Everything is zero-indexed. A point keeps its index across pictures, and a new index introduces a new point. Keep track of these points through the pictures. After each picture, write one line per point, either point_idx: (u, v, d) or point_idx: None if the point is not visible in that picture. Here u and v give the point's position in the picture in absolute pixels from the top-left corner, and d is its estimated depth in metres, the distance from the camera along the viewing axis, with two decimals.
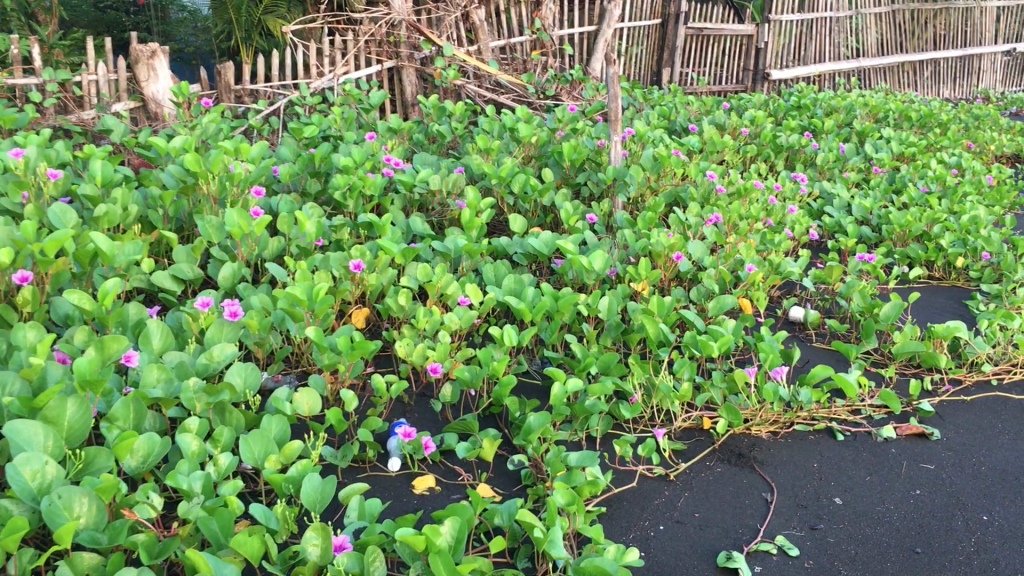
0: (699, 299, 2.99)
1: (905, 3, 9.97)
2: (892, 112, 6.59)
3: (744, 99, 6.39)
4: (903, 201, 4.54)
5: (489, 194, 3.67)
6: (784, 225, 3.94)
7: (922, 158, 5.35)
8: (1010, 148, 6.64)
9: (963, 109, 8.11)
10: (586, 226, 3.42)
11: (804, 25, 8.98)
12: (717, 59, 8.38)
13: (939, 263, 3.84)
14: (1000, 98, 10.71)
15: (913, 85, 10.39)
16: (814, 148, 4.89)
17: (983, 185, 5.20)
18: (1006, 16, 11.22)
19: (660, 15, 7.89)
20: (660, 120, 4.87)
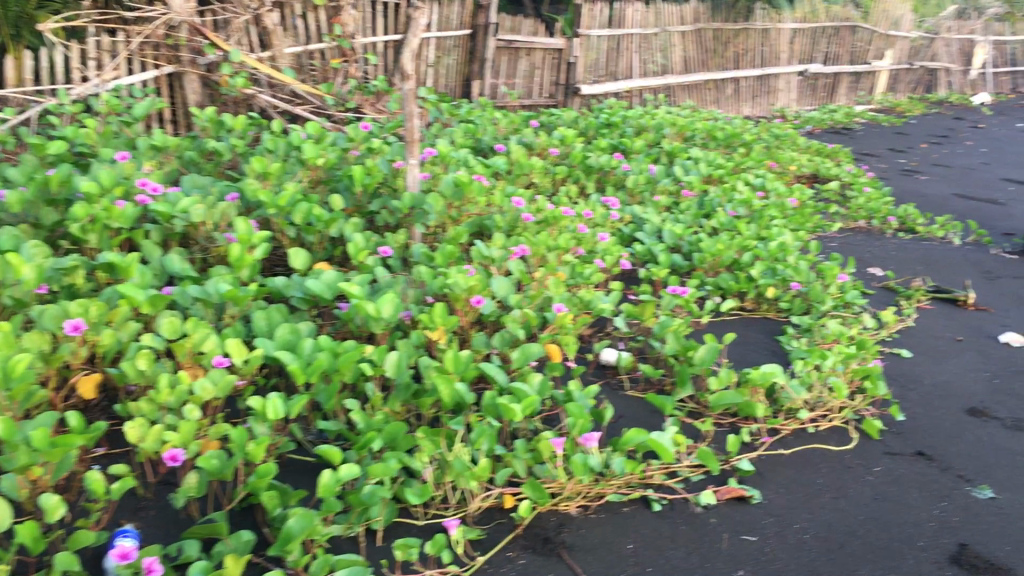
0: (503, 348, 2.67)
1: (708, 22, 10.19)
2: (699, 132, 6.58)
3: (554, 115, 6.21)
4: (713, 226, 4.43)
5: (268, 225, 3.23)
6: (594, 255, 3.70)
7: (730, 181, 5.30)
8: (809, 168, 6.77)
9: (764, 128, 8.30)
10: (379, 261, 3.05)
11: (612, 40, 9.00)
12: (528, 72, 8.20)
13: (751, 294, 3.71)
14: (796, 117, 11.14)
15: (717, 103, 10.63)
16: (625, 169, 4.71)
17: (787, 209, 5.21)
18: (800, 37, 11.71)
19: (470, 26, 7.64)
20: (466, 138, 4.57)
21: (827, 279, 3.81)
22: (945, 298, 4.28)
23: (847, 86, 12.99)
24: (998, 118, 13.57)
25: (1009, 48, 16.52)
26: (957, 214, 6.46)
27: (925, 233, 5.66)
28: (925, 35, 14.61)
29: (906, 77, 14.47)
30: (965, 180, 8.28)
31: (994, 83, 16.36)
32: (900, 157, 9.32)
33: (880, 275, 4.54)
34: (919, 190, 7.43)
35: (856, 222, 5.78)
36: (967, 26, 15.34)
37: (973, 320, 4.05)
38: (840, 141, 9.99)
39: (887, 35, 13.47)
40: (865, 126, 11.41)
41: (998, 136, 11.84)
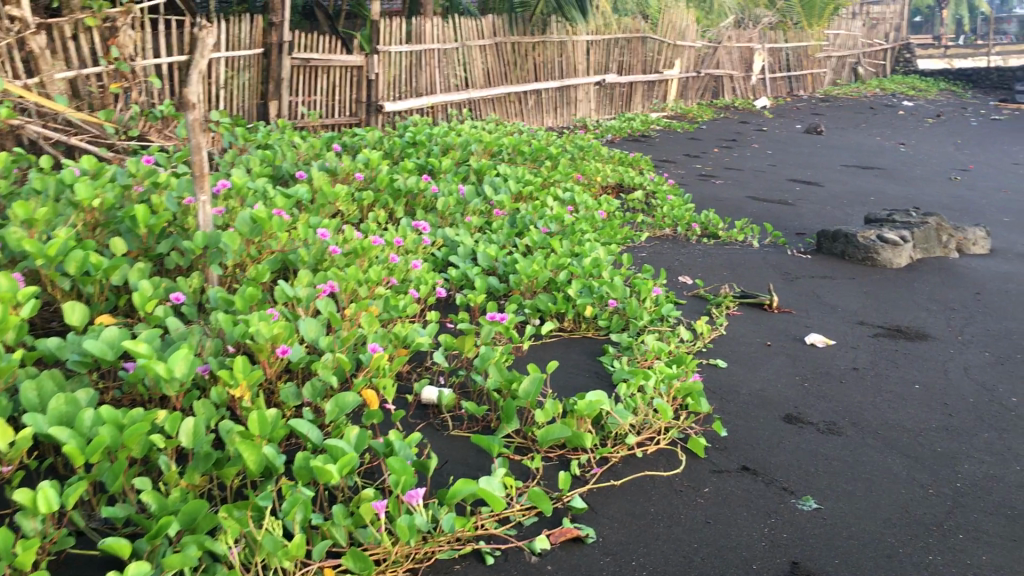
0: (315, 398, 2.47)
1: (507, 36, 10.26)
2: (505, 147, 6.55)
3: (357, 136, 6.01)
4: (526, 244, 4.38)
5: (38, 279, 2.87)
6: (408, 284, 3.55)
7: (539, 196, 5.28)
8: (613, 179, 6.88)
9: (568, 139, 8.41)
10: (170, 310, 2.77)
11: (412, 56, 8.87)
12: (327, 90, 7.93)
13: (569, 314, 3.65)
14: (596, 127, 11.41)
15: (520, 115, 10.71)
16: (433, 191, 4.59)
17: (596, 222, 5.24)
18: (595, 49, 12.01)
19: (262, 45, 7.33)
20: (263, 166, 4.30)
21: (641, 294, 3.83)
22: (751, 303, 4.41)
23: (642, 95, 13.43)
24: (779, 121, 14.45)
25: (783, 54, 17.65)
26: (753, 217, 6.74)
27: (726, 238, 5.86)
28: (710, 44, 15.36)
29: (696, 84, 15.15)
30: (756, 182, 8.70)
31: (772, 87, 17.44)
32: (696, 163, 9.70)
33: (690, 284, 4.64)
34: (716, 195, 7.72)
35: (663, 230, 5.91)
36: (745, 34, 16.27)
37: (779, 323, 4.19)
38: (640, 149, 10.30)
39: (676, 45, 14.03)
40: (662, 133, 11.83)
41: (781, 138, 12.59)
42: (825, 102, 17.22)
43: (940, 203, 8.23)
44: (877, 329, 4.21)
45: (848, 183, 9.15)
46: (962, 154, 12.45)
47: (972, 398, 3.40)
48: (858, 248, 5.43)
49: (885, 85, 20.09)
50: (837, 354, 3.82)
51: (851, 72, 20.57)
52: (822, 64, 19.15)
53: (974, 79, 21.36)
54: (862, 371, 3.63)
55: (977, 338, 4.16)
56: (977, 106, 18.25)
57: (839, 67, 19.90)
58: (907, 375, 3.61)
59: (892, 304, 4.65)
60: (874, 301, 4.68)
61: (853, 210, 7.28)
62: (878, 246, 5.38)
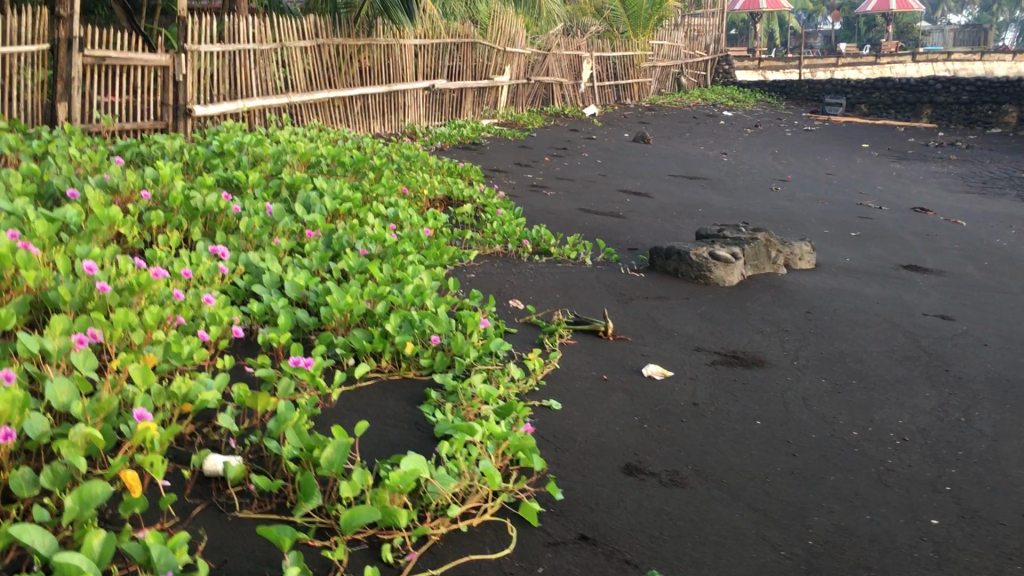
0: (55, 488, 1.98)
1: (329, 37, 9.73)
2: (323, 157, 6.06)
3: (154, 145, 5.39)
4: (341, 269, 3.95)
5: None
6: (199, 323, 3.06)
7: (358, 214, 4.85)
8: (442, 191, 6.53)
9: (394, 147, 7.98)
10: None
11: (225, 57, 8.20)
12: (126, 92, 7.17)
13: (387, 354, 3.25)
14: (426, 134, 11.03)
15: (345, 121, 10.18)
16: (235, 211, 4.09)
17: (420, 242, 4.87)
18: (423, 53, 11.62)
19: (47, 40, 6.53)
20: (24, 184, 3.68)
21: (466, 327, 3.48)
22: (585, 330, 4.14)
23: (472, 101, 13.15)
24: (608, 130, 14.53)
25: (611, 64, 17.85)
26: (586, 231, 6.54)
27: (559, 256, 5.61)
28: (540, 52, 15.26)
29: (527, 91, 15.04)
30: (588, 193, 8.57)
31: (601, 96, 17.59)
32: (527, 172, 9.48)
33: (520, 309, 4.33)
34: (547, 207, 7.50)
35: (492, 247, 5.59)
36: (574, 43, 16.30)
37: (615, 353, 3.93)
38: (470, 158, 10.00)
39: (506, 52, 13.83)
40: (492, 140, 11.58)
41: (611, 147, 12.62)
42: (652, 111, 17.52)
43: (764, 215, 8.34)
44: (714, 356, 4.03)
45: (677, 194, 9.17)
46: (780, 164, 12.86)
47: (813, 433, 3.24)
48: (690, 266, 5.29)
49: (707, 95, 20.71)
50: (676, 387, 3.60)
51: (675, 82, 21.07)
52: (647, 74, 19.52)
53: (787, 90, 22.38)
54: (702, 407, 3.41)
55: (812, 363, 4.06)
56: (791, 117, 19.07)
57: (663, 77, 20.36)
58: (748, 411, 3.42)
59: (726, 326, 4.51)
60: (708, 324, 4.51)
61: (683, 223, 7.23)
62: (711, 263, 5.26)
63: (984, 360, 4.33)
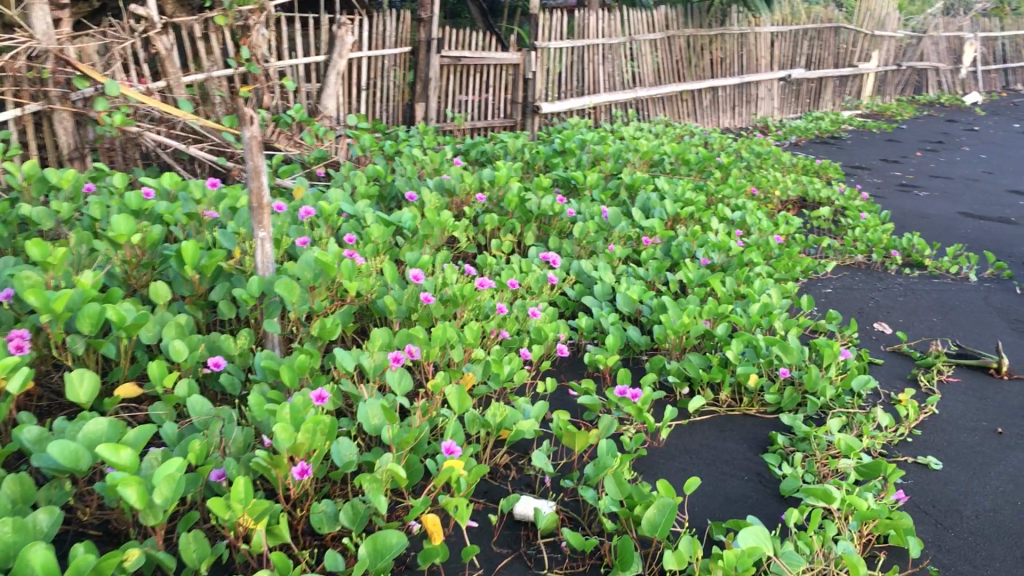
0: (356, 528, 1.81)
1: (681, 29, 9.37)
2: (667, 155, 5.72)
3: (499, 144, 5.37)
4: (680, 282, 3.58)
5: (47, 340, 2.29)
6: (523, 338, 2.85)
7: (702, 219, 4.44)
8: (795, 192, 5.93)
9: (745, 143, 7.45)
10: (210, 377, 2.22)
11: (575, 53, 8.13)
12: (478, 91, 7.33)
13: (727, 386, 2.84)
14: (779, 127, 10.31)
15: (693, 115, 9.79)
16: (570, 214, 3.87)
17: (770, 250, 4.37)
18: (780, 41, 10.86)
19: (410, 42, 6.80)
20: (369, 186, 3.71)
21: (821, 359, 2.97)
22: (972, 365, 3.43)
23: (833, 91, 12.12)
24: (993, 119, 12.78)
25: (998, 44, 15.71)
26: (968, 241, 5.61)
27: (934, 269, 4.82)
28: (913, 34, 13.76)
29: (895, 78, 13.65)
30: (968, 194, 7.46)
31: (984, 81, 15.57)
32: (894, 169, 8.49)
33: (888, 335, 3.70)
34: (919, 210, 6.59)
35: (853, 256, 4.92)
36: (955, 23, 14.52)
37: (1012, 397, 3.20)
38: (828, 153, 9.16)
39: (874, 36, 12.58)
40: (854, 133, 10.57)
41: (995, 140, 11.04)
42: None
43: None
44: None
45: None
46: None
47: None
48: None
49: None
50: None
51: None
52: None
53: None
54: None
55: None
56: None
57: None
58: None
59: None
60: None
61: None
62: None
63: None
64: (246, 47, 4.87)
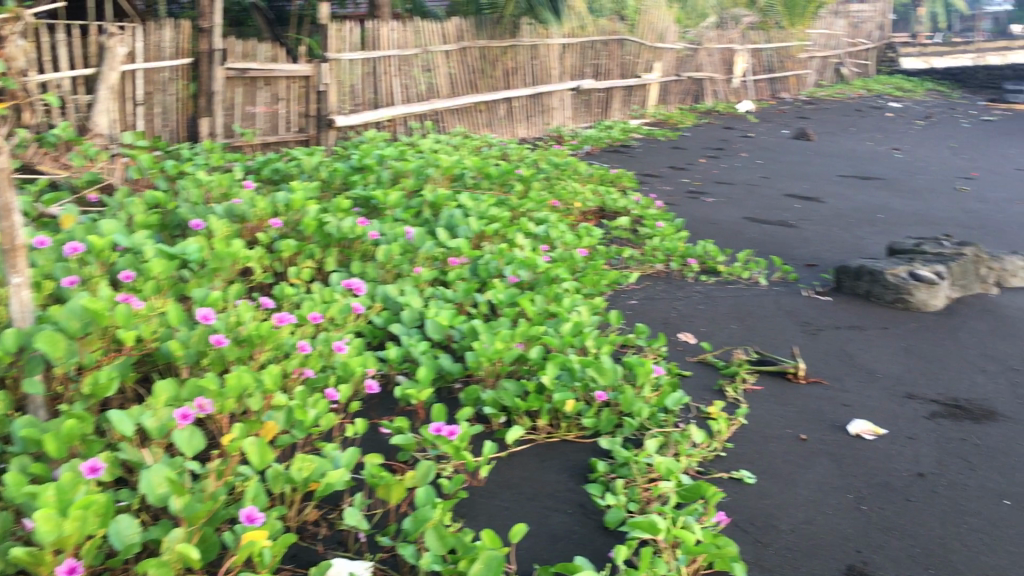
0: None
1: (473, 40, 9.37)
2: (467, 169, 5.64)
3: (293, 162, 5.11)
4: (489, 304, 3.50)
5: None
6: (328, 376, 2.66)
7: (507, 235, 4.39)
8: (594, 202, 6.01)
9: (543, 154, 7.52)
10: None
11: (368, 64, 7.94)
12: (268, 103, 7.00)
13: (544, 413, 2.76)
14: (573, 136, 10.52)
15: (489, 126, 9.81)
16: (373, 237, 3.70)
17: (575, 264, 4.38)
18: (569, 53, 11.11)
19: (191, 54, 6.40)
20: (148, 215, 3.39)
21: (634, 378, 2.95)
22: (771, 372, 3.53)
23: (621, 100, 12.52)
24: (765, 126, 13.65)
25: (765, 56, 16.81)
26: (755, 245, 5.88)
27: (728, 275, 4.99)
28: (690, 46, 14.49)
29: (676, 88, 14.30)
30: (750, 199, 7.87)
31: (755, 90, 16.62)
32: (682, 176, 8.84)
33: (693, 345, 3.77)
34: (708, 216, 6.86)
35: (652, 266, 5.02)
36: (726, 35, 15.41)
37: (809, 401, 3.32)
38: (621, 162, 9.42)
39: (655, 48, 13.12)
40: (643, 142, 10.96)
41: (769, 146, 11.77)
42: (810, 105, 16.42)
43: (954, 220, 7.40)
44: (933, 407, 3.34)
45: (851, 198, 8.32)
46: (959, 159, 11.68)
47: None
48: (886, 288, 4.56)
49: (870, 85, 19.28)
50: (892, 450, 2.94)
51: (834, 73, 19.77)
52: (805, 65, 18.35)
53: (960, 77, 20.26)
54: (931, 479, 2.75)
55: None
56: (966, 106, 17.50)
57: (822, 68, 19.12)
58: (989, 484, 2.74)
59: (937, 365, 3.79)
60: (917, 362, 3.81)
61: (866, 235, 6.44)
62: (910, 285, 4.52)
63: None
64: (0, 61, 4.39)
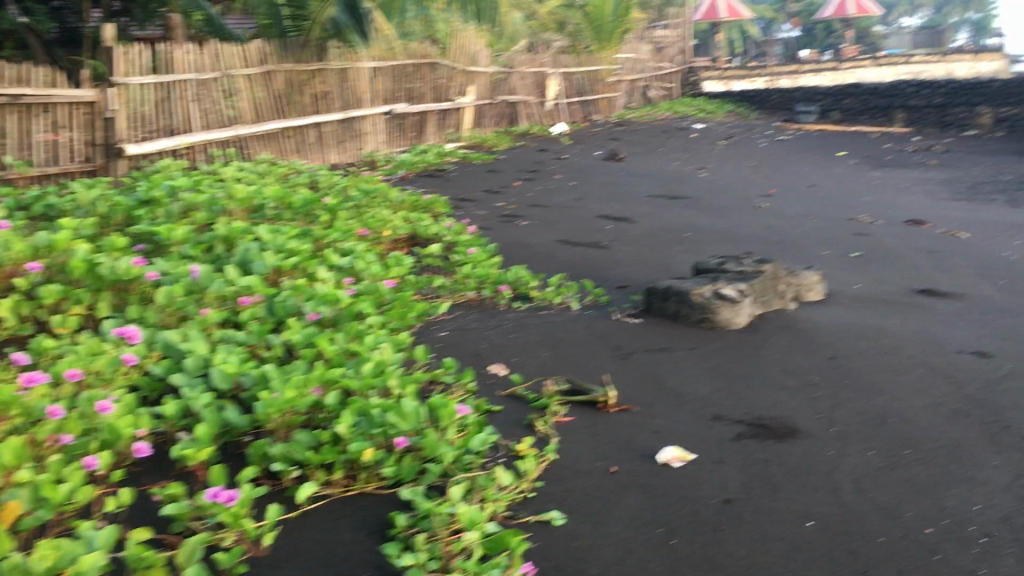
0: None
1: (277, 64, 9.04)
2: (268, 199, 5.35)
3: (70, 197, 4.67)
4: (285, 346, 3.26)
5: None
6: (90, 442, 2.37)
7: (308, 269, 4.15)
8: (405, 230, 5.84)
9: (353, 181, 7.28)
10: None
11: (161, 90, 7.47)
12: (48, 131, 6.46)
13: (340, 465, 2.57)
14: (387, 161, 10.31)
15: (298, 152, 9.45)
16: (153, 278, 3.39)
17: (381, 296, 4.19)
18: (380, 76, 10.92)
19: None
20: None
21: (438, 420, 2.80)
22: (582, 401, 3.47)
23: (435, 124, 12.41)
24: (578, 148, 13.92)
25: (576, 79, 17.20)
26: (568, 269, 5.88)
27: (541, 301, 4.93)
28: (503, 70, 14.60)
29: (490, 111, 14.36)
30: (563, 221, 7.92)
31: (567, 113, 16.95)
32: (497, 200, 8.81)
33: (504, 377, 3.66)
34: (522, 240, 6.82)
35: (464, 294, 4.88)
36: (538, 59, 15.65)
37: (621, 430, 3.27)
38: (436, 186, 9.30)
39: (468, 72, 13.12)
40: (458, 165, 10.89)
41: (582, 167, 11.97)
42: (620, 127, 16.91)
43: (755, 237, 7.70)
44: (739, 428, 3.36)
45: (659, 217, 8.54)
46: (758, 178, 12.29)
47: (882, 538, 2.58)
48: (692, 307, 4.62)
49: (674, 107, 20.11)
50: (699, 476, 2.91)
51: (641, 96, 20.49)
52: (614, 88, 18.91)
53: (756, 99, 21.37)
54: (738, 505, 2.73)
55: (851, 428, 3.39)
56: (762, 127, 18.52)
57: (630, 91, 19.78)
58: (792, 506, 2.75)
59: (742, 384, 3.84)
60: (722, 382, 3.85)
61: (674, 254, 6.58)
62: (715, 304, 4.60)
63: None
64: None
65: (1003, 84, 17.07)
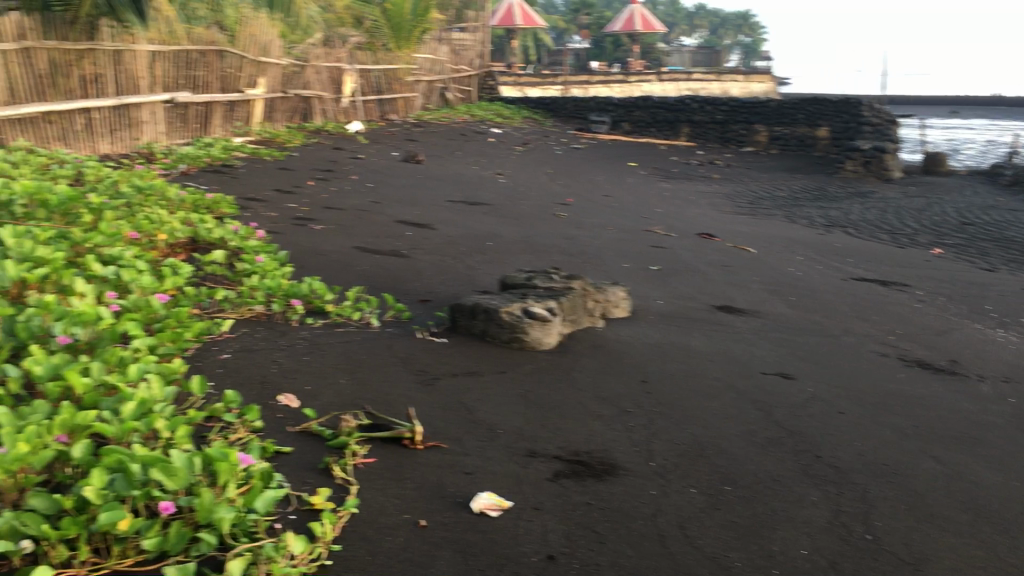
0: None
1: (38, 41, 8.08)
2: (16, 195, 4.61)
3: None
4: (21, 380, 2.69)
5: None
6: None
7: (62, 281, 3.54)
8: (183, 233, 5.22)
9: (127, 175, 6.52)
10: None
11: None
12: None
13: (84, 539, 2.08)
14: (165, 153, 9.43)
15: (63, 139, 8.41)
16: None
17: (152, 313, 3.62)
18: (160, 61, 10.01)
19: None
20: None
21: (214, 475, 2.34)
22: (385, 439, 3.09)
23: (222, 115, 11.55)
24: (374, 148, 13.46)
25: (373, 76, 16.71)
26: (367, 280, 5.47)
27: (336, 316, 4.49)
28: (296, 62, 13.89)
29: (283, 105, 13.63)
30: (361, 226, 7.49)
31: (364, 111, 16.42)
32: (288, 201, 8.24)
33: (296, 410, 3.23)
34: (316, 246, 6.34)
35: (251, 308, 4.37)
36: (334, 53, 15.05)
37: (429, 472, 2.92)
38: (219, 184, 8.58)
39: (259, 62, 12.33)
40: (245, 161, 10.16)
41: (380, 168, 11.54)
42: (418, 128, 16.59)
43: (557, 248, 7.57)
44: (556, 465, 3.10)
45: (459, 225, 8.27)
46: (556, 186, 12.31)
47: None
48: (501, 327, 4.35)
49: (473, 111, 20.02)
50: (518, 528, 2.62)
51: (439, 97, 20.25)
52: (412, 88, 18.55)
53: (552, 107, 21.55)
54: (561, 563, 2.46)
55: (671, 463, 3.22)
56: (558, 135, 18.77)
57: (428, 92, 19.50)
58: (619, 560, 2.50)
59: (556, 413, 3.59)
60: (536, 412, 3.58)
61: (477, 266, 6.31)
62: (525, 323, 4.35)
63: (849, 437, 3.66)
64: None
65: (779, 105, 18.13)
